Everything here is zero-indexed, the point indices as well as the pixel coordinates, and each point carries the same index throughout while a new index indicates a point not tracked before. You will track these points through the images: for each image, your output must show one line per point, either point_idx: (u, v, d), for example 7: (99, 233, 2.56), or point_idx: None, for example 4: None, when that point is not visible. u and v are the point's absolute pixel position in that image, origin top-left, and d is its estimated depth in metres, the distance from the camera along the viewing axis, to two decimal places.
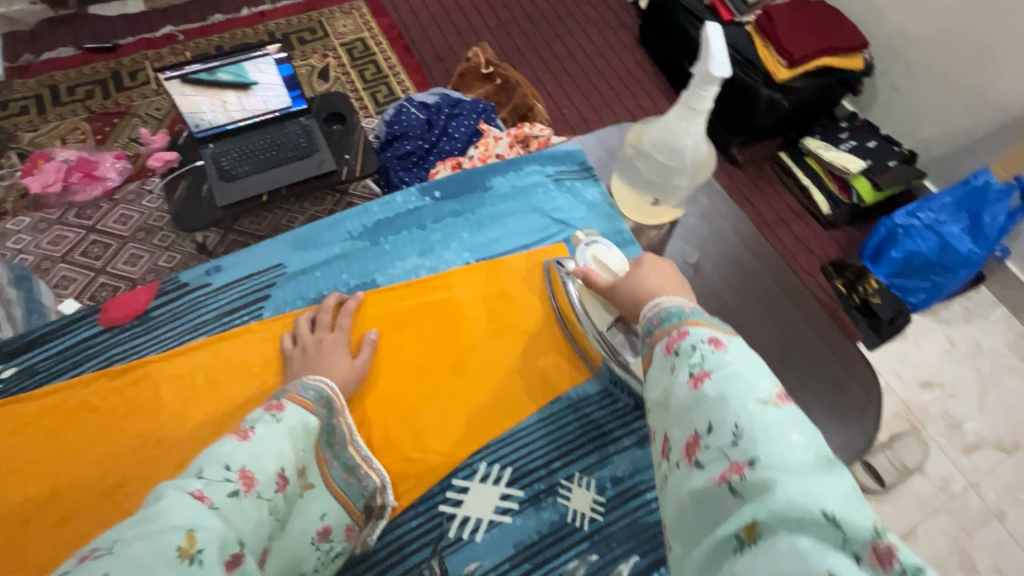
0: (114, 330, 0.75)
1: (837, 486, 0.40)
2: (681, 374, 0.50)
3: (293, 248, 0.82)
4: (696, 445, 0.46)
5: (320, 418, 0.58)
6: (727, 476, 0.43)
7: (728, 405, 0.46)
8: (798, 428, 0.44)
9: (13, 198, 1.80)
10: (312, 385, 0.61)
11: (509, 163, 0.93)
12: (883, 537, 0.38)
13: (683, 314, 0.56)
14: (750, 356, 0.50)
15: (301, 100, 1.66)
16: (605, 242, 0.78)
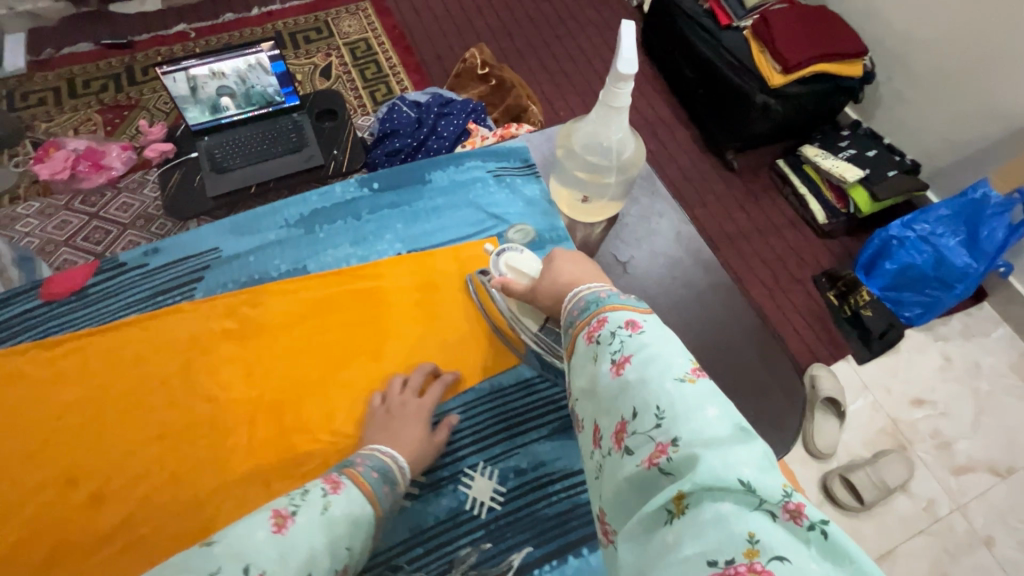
0: (54, 304, 0.79)
1: (752, 452, 0.43)
2: (604, 363, 0.52)
3: (229, 233, 0.85)
4: (624, 432, 0.48)
5: (374, 503, 0.57)
6: (654, 457, 0.45)
7: (649, 388, 0.48)
8: (712, 400, 0.46)
9: (24, 184, 1.89)
10: (378, 460, 0.62)
11: (451, 158, 0.95)
12: (792, 496, 0.41)
13: (600, 301, 0.58)
14: (666, 336, 0.53)
15: (295, 96, 1.71)
16: (515, 247, 0.75)
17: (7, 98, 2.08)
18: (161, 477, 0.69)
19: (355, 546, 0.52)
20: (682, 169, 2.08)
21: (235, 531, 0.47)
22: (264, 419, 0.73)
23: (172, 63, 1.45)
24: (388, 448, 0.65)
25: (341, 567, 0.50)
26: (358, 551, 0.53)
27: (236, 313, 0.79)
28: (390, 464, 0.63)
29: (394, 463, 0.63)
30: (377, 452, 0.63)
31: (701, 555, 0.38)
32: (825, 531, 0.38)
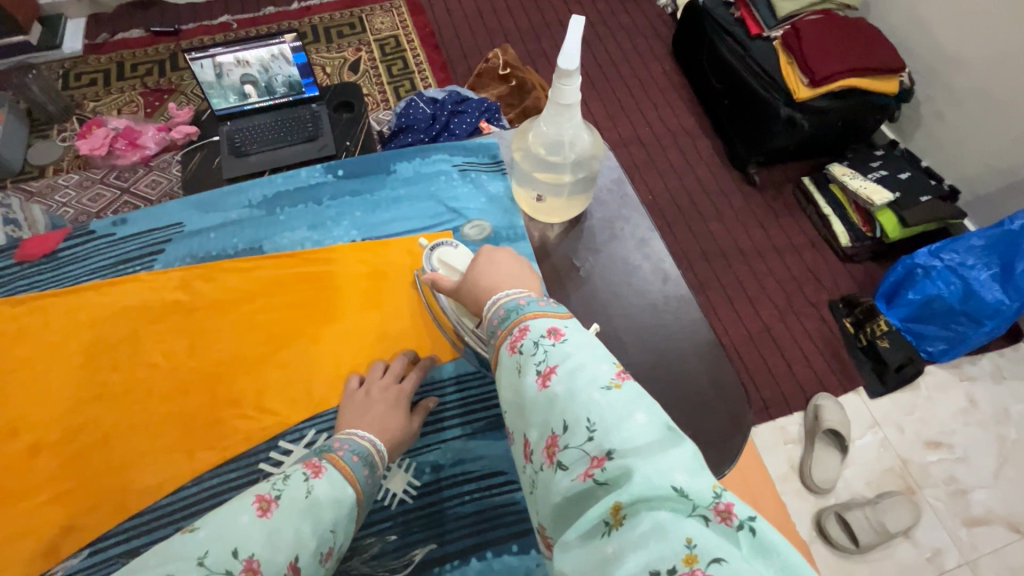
0: (25, 265, 0.84)
1: (682, 455, 0.42)
2: (529, 374, 0.51)
3: (194, 210, 0.88)
4: (556, 447, 0.46)
5: (359, 490, 0.57)
6: (590, 471, 0.42)
7: (577, 399, 0.46)
8: (639, 405, 0.45)
9: (68, 158, 2.03)
10: (354, 443, 0.62)
11: (419, 150, 0.96)
12: (723, 496, 0.39)
13: (521, 309, 0.56)
14: (588, 341, 0.52)
15: (314, 87, 1.77)
16: (452, 243, 0.77)
17: (63, 77, 2.23)
18: (96, 435, 0.72)
19: (341, 529, 0.52)
20: (700, 180, 2.00)
21: (220, 519, 0.47)
22: (198, 389, 0.75)
23: (201, 51, 1.55)
24: (368, 433, 0.65)
25: (327, 550, 0.50)
26: (346, 540, 0.53)
27: (187, 287, 0.82)
28: (374, 452, 0.62)
29: (376, 448, 0.63)
30: (360, 436, 0.63)
31: (642, 570, 0.36)
32: (753, 528, 0.38)
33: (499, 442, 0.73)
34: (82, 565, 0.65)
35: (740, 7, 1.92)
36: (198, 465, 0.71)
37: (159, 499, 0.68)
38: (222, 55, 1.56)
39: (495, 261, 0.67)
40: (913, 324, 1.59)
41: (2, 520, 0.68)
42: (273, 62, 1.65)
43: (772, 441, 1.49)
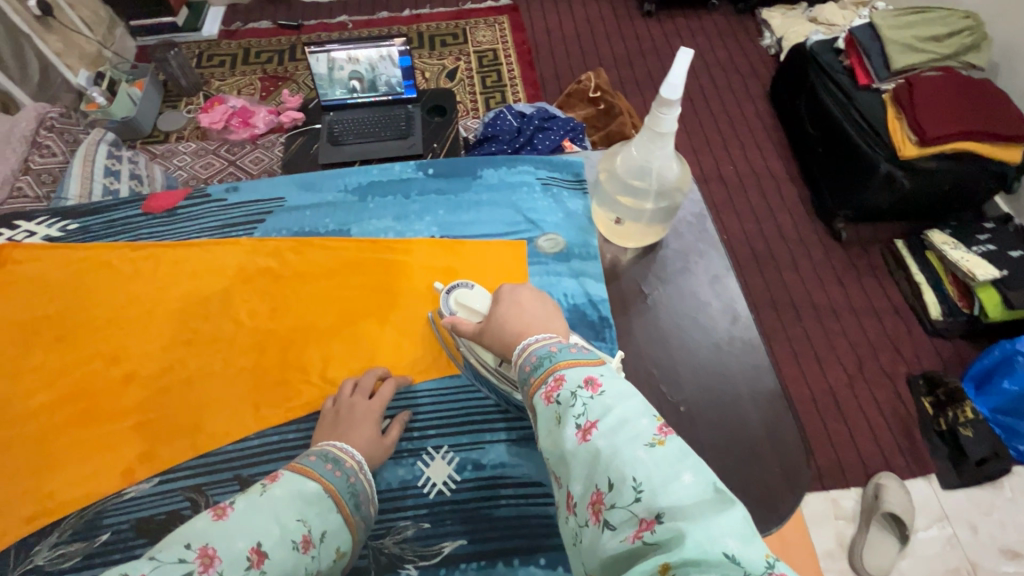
0: (150, 215, 0.94)
1: (733, 518, 0.42)
2: (569, 427, 0.52)
3: (296, 187, 0.96)
4: (601, 504, 0.47)
5: (330, 488, 0.59)
6: (638, 532, 0.43)
7: (620, 457, 0.47)
8: (685, 465, 0.46)
9: (190, 128, 2.27)
10: (316, 450, 0.64)
11: (506, 160, 1.00)
12: (776, 566, 0.39)
13: (553, 357, 0.59)
14: (626, 394, 0.53)
15: (413, 90, 1.87)
16: (464, 284, 0.79)
17: (198, 57, 2.50)
18: (182, 376, 0.80)
19: (312, 518, 0.55)
20: (780, 228, 1.92)
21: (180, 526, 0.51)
22: (274, 351, 0.81)
23: (319, 46, 1.69)
24: (338, 443, 0.66)
25: (302, 539, 0.53)
26: (327, 530, 0.56)
27: (279, 256, 0.89)
28: (346, 458, 0.64)
29: (356, 469, 0.63)
30: (345, 453, 0.64)
31: None
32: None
33: (540, 453, 0.73)
34: (152, 490, 0.72)
35: (851, 55, 1.85)
36: (263, 421, 0.76)
37: (224, 445, 0.74)
38: (337, 51, 1.69)
39: (516, 300, 0.70)
40: (1004, 416, 1.44)
41: (92, 436, 0.76)
42: (382, 63, 1.77)
43: (822, 512, 1.39)
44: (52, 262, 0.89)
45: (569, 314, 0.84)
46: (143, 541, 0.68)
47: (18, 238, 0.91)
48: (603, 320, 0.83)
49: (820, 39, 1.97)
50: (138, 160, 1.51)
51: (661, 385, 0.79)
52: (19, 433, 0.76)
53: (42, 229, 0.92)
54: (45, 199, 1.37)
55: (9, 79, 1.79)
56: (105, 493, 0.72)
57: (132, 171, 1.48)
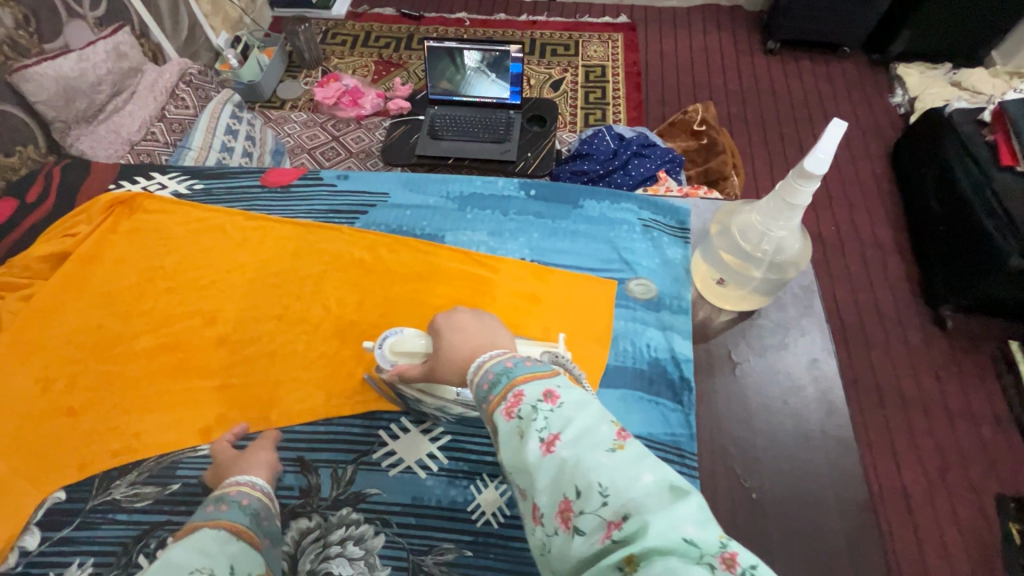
0: (266, 188, 0.99)
1: (691, 506, 0.43)
2: (531, 440, 0.51)
3: (402, 186, 0.98)
4: (569, 512, 0.47)
5: (225, 523, 0.55)
6: (607, 533, 0.44)
7: (584, 464, 0.48)
8: (645, 464, 0.47)
9: (304, 99, 2.40)
10: (214, 495, 0.61)
11: (610, 194, 0.97)
12: (729, 545, 0.42)
13: (509, 373, 0.57)
14: (585, 402, 0.53)
15: (517, 96, 2.00)
16: (393, 331, 0.76)
17: (324, 34, 2.64)
18: (267, 349, 0.84)
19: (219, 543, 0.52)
20: (877, 303, 1.76)
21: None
22: (354, 343, 0.84)
23: (438, 42, 1.85)
24: (239, 480, 0.65)
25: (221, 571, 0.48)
26: (235, 561, 0.51)
27: (375, 250, 0.92)
28: (229, 490, 0.62)
29: (245, 491, 0.62)
30: (229, 485, 0.63)
31: None
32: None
33: None
34: None
35: (995, 129, 1.64)
36: (333, 410, 0.79)
37: (294, 424, 0.77)
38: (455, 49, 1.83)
39: (458, 328, 0.68)
40: None
41: (180, 387, 0.81)
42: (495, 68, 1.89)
43: None
44: (175, 216, 0.96)
45: (648, 367, 0.81)
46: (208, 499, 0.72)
47: (152, 189, 0.99)
48: (684, 380, 0.79)
49: (963, 107, 1.78)
50: (254, 123, 1.63)
51: (734, 462, 0.74)
52: (119, 371, 0.82)
53: (173, 184, 1.00)
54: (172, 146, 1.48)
55: (162, 31, 1.95)
56: (183, 445, 0.77)
57: (248, 132, 1.59)
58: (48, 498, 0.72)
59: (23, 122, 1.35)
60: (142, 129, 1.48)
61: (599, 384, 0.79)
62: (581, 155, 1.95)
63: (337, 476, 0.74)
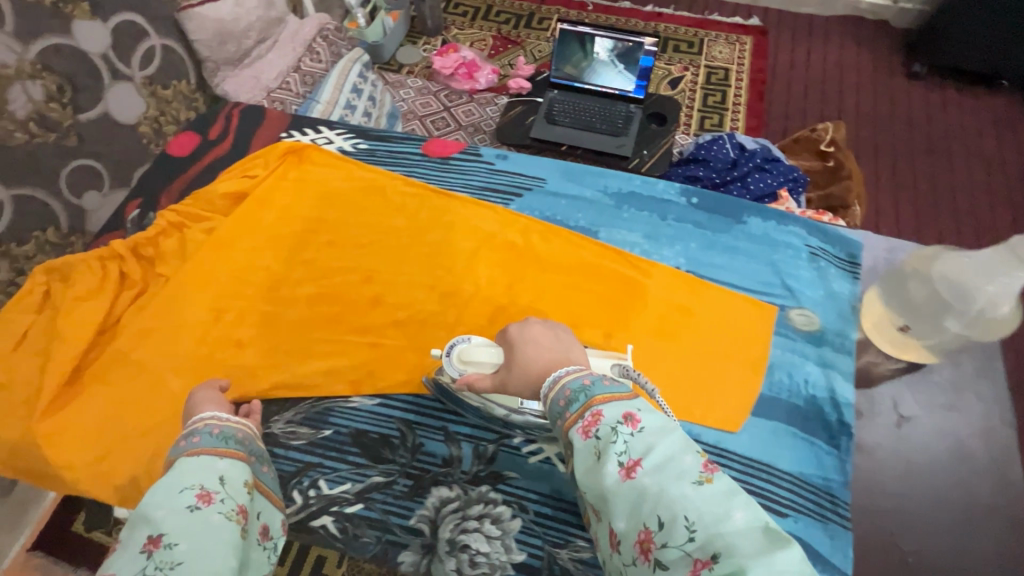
0: (427, 156, 1.01)
1: (788, 555, 0.43)
2: (610, 464, 0.52)
3: (559, 174, 0.98)
4: (651, 543, 0.48)
5: (204, 450, 0.59)
6: (695, 571, 0.45)
7: (669, 496, 0.48)
8: (736, 502, 0.47)
9: (421, 66, 2.43)
10: (191, 429, 0.63)
11: (776, 214, 0.92)
12: None
13: (587, 391, 0.58)
14: (666, 427, 0.54)
15: (642, 91, 1.92)
16: (462, 340, 0.75)
17: (446, 4, 2.66)
18: (418, 316, 0.86)
19: (196, 476, 0.55)
20: None
21: (119, 557, 0.49)
22: (502, 322, 0.85)
23: (571, 26, 1.86)
24: (210, 412, 0.65)
25: (198, 498, 0.53)
26: (225, 474, 0.57)
27: (527, 234, 0.92)
28: (201, 421, 0.63)
29: (214, 422, 0.63)
30: (199, 420, 0.64)
31: None
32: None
33: None
34: (372, 408, 0.79)
35: None
36: None
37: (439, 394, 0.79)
38: (587, 36, 1.83)
39: (532, 340, 0.67)
40: None
41: (335, 338, 0.85)
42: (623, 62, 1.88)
43: None
44: (339, 172, 0.99)
45: (804, 404, 0.77)
46: (356, 451, 0.76)
47: (319, 143, 1.03)
48: (844, 425, 0.75)
49: None
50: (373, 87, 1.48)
51: (891, 521, 0.71)
52: (279, 313, 0.87)
53: (338, 140, 1.04)
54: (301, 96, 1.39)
55: None
56: (335, 394, 0.80)
57: (370, 94, 1.48)
58: None
59: (181, 58, 1.30)
60: (278, 78, 1.42)
61: (749, 412, 0.76)
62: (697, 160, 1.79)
63: (478, 452, 0.75)
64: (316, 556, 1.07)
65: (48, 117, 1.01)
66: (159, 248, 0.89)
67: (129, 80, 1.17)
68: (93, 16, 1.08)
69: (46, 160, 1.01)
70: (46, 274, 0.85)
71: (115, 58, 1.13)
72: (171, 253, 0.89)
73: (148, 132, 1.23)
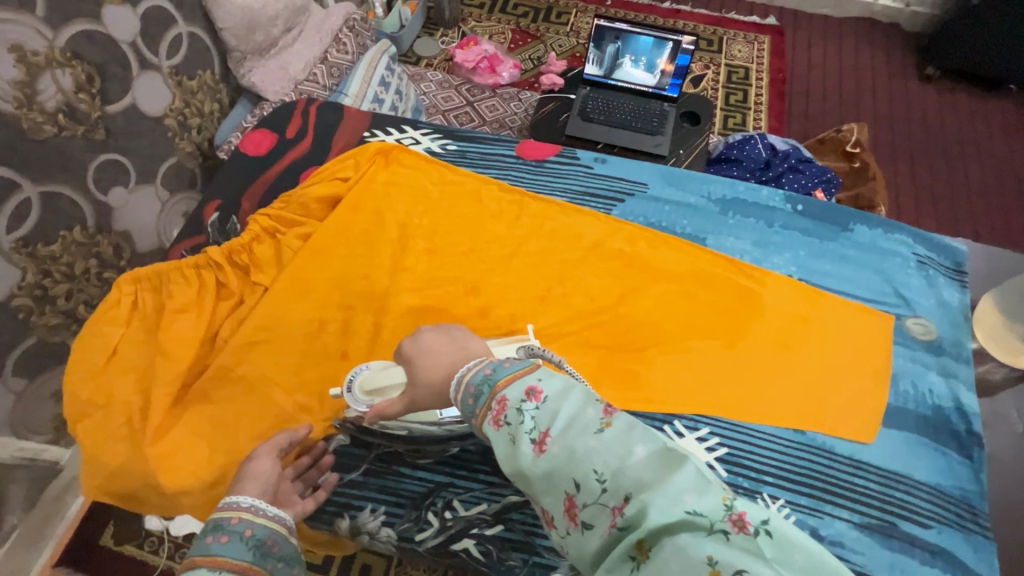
0: (521, 159, 0.98)
1: (689, 474, 0.40)
2: (522, 445, 0.46)
3: (660, 179, 0.96)
4: (574, 507, 0.43)
5: (226, 565, 0.50)
6: (613, 521, 0.41)
7: (579, 453, 0.44)
8: (636, 436, 0.43)
9: (439, 58, 2.33)
10: (213, 522, 0.54)
11: (881, 222, 0.92)
12: (733, 507, 0.39)
13: (490, 380, 0.51)
14: (568, 386, 0.49)
15: (676, 89, 1.67)
16: (360, 368, 0.70)
17: None
18: (527, 329, 0.82)
19: None
20: None
21: None
22: (618, 333, 0.82)
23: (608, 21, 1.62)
24: (246, 500, 0.57)
25: None
26: None
27: (633, 242, 0.90)
28: (230, 516, 0.55)
29: (247, 518, 0.55)
30: (228, 509, 0.55)
31: None
32: (768, 531, 0.39)
33: (885, 550, 0.68)
34: None
35: None
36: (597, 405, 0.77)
37: None
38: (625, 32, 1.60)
39: (426, 358, 0.61)
40: None
41: None
42: (657, 64, 1.65)
43: None
44: (431, 174, 0.95)
45: (932, 414, 0.77)
46: (487, 469, 0.72)
47: (405, 143, 0.99)
48: (973, 435, 0.76)
49: None
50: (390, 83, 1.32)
51: None
52: (381, 325, 0.82)
53: (425, 141, 1.00)
54: (329, 90, 1.26)
55: None
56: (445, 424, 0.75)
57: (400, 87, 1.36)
58: (333, 439, 0.73)
59: (207, 47, 1.14)
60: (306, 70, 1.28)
61: (879, 423, 0.76)
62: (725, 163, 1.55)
63: None
64: (360, 564, 1.03)
65: (78, 110, 0.89)
66: (253, 255, 0.84)
67: (155, 70, 1.02)
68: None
69: (75, 155, 0.90)
70: (133, 283, 0.79)
71: (143, 46, 0.98)
72: (266, 260, 0.84)
73: (172, 125, 1.08)
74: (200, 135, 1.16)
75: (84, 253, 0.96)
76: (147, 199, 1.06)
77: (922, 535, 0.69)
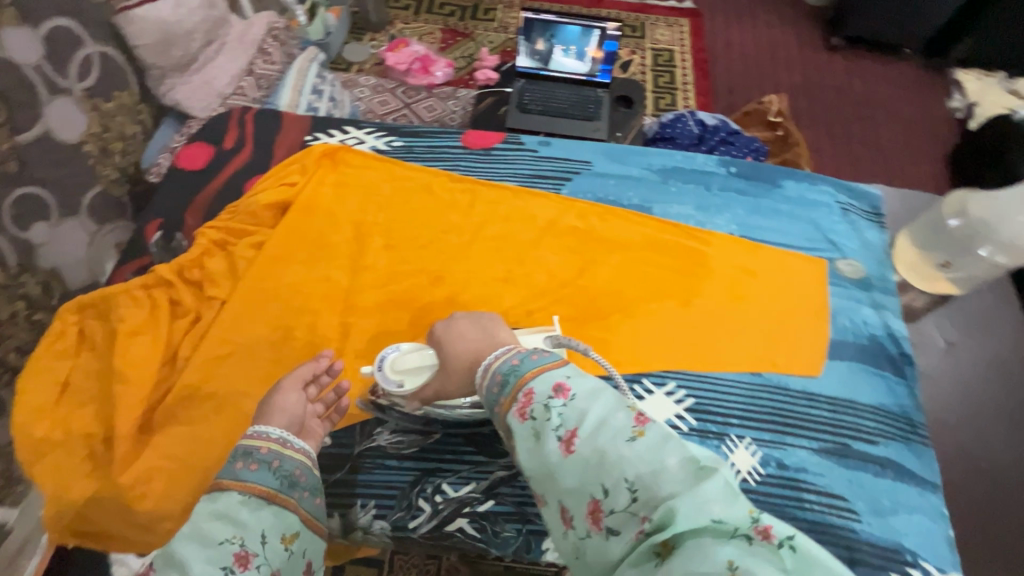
0: (467, 149, 1.00)
1: (716, 484, 0.41)
2: (550, 441, 0.49)
3: (603, 156, 1.00)
4: (599, 510, 0.45)
5: (257, 489, 0.55)
6: (640, 527, 0.42)
7: (609, 458, 0.46)
8: (669, 447, 0.44)
9: (371, 62, 2.30)
10: (244, 447, 0.59)
11: (807, 176, 1.00)
12: (760, 520, 0.39)
13: (518, 371, 0.56)
14: (598, 388, 0.51)
15: (607, 75, 1.71)
16: (391, 349, 0.72)
17: None
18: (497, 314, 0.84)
19: (240, 524, 0.52)
20: None
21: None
22: (582, 304, 0.86)
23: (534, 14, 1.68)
24: (274, 431, 0.61)
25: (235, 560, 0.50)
26: (267, 528, 0.53)
27: (586, 217, 0.93)
28: (259, 446, 0.59)
29: (276, 449, 0.59)
30: (258, 437, 0.60)
31: None
32: (793, 546, 0.38)
33: (840, 469, 0.75)
34: None
35: None
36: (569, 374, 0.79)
37: None
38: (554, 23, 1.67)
39: (458, 338, 0.68)
40: None
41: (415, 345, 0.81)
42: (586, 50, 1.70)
43: None
44: (379, 171, 0.95)
45: (869, 342, 0.85)
46: (471, 449, 0.73)
47: (350, 144, 0.98)
48: (904, 356, 0.84)
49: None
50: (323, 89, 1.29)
51: None
52: (349, 325, 0.81)
53: (369, 139, 1.00)
54: (259, 103, 1.22)
55: None
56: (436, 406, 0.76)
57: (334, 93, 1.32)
58: None
59: (120, 66, 1.07)
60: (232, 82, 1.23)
61: (824, 358, 0.83)
62: (660, 141, 1.62)
63: None
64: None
65: None
66: (205, 269, 0.82)
67: (67, 94, 0.96)
68: (20, 21, 0.88)
69: None
70: (77, 312, 0.76)
71: (51, 70, 0.93)
72: (220, 273, 0.82)
73: (93, 151, 1.02)
74: (125, 159, 1.10)
75: (10, 294, 0.87)
76: (73, 232, 0.99)
77: (872, 451, 0.76)
